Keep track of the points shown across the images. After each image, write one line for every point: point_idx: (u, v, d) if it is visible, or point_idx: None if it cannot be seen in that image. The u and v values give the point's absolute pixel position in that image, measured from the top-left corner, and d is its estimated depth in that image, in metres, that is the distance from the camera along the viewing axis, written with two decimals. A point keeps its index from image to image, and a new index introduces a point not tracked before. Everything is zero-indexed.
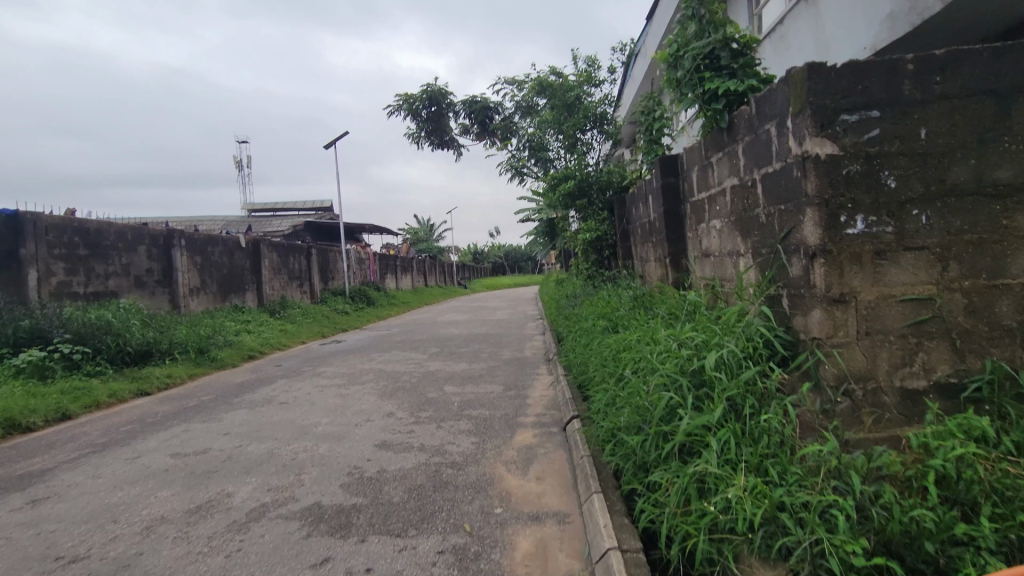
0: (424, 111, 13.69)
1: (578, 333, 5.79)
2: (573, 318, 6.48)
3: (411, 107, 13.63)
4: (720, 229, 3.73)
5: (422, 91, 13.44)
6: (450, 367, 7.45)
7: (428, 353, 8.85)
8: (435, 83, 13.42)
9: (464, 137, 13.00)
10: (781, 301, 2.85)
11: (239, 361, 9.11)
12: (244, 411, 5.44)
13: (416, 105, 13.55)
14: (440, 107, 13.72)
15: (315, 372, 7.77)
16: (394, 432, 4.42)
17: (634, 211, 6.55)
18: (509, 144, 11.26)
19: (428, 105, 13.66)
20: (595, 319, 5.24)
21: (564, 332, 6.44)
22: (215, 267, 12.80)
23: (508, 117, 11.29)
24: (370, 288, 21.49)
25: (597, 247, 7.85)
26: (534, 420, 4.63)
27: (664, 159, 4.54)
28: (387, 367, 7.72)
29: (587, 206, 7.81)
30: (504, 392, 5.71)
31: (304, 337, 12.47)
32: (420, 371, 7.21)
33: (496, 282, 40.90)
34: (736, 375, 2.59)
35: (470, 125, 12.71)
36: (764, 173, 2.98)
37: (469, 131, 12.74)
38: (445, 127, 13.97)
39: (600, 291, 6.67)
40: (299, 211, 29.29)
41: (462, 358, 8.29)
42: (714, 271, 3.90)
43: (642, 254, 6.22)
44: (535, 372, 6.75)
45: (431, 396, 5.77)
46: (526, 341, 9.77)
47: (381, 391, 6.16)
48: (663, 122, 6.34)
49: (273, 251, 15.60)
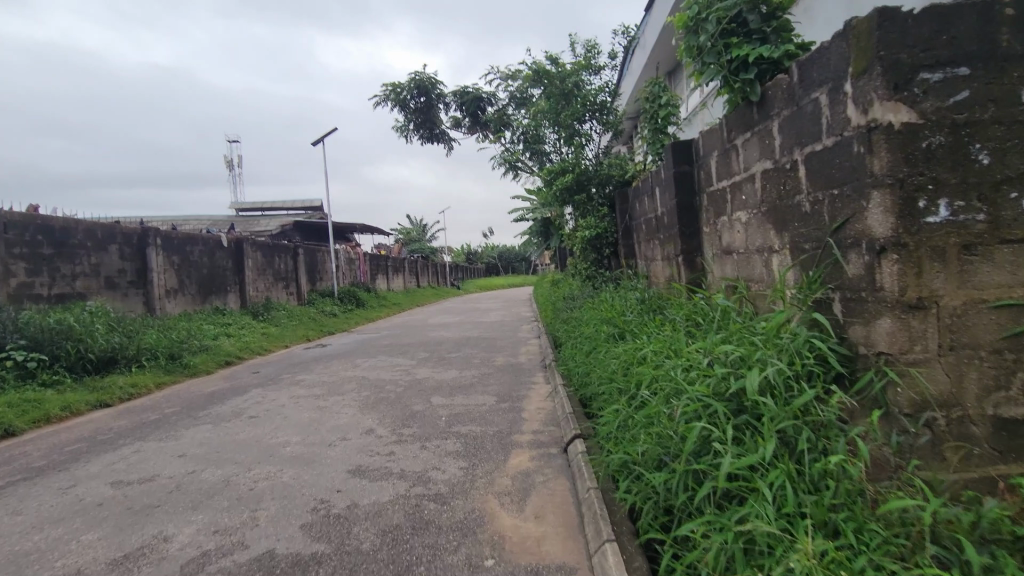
0: (412, 102, 13.17)
1: (578, 339, 5.26)
2: (572, 323, 5.96)
3: (398, 97, 13.10)
4: (746, 222, 3.23)
5: (411, 80, 12.91)
6: (440, 374, 6.92)
7: (416, 359, 8.32)
8: (424, 71, 12.89)
9: (454, 130, 12.47)
10: (833, 307, 2.35)
11: (214, 367, 8.55)
12: (208, 427, 4.90)
13: (404, 96, 13.03)
14: (430, 98, 13.19)
15: (293, 379, 7.23)
16: (372, 454, 3.90)
17: (638, 206, 6.03)
18: (502, 137, 10.74)
19: (417, 96, 13.14)
20: (598, 324, 4.72)
21: (563, 337, 5.93)
22: (194, 267, 12.23)
23: (501, 109, 10.78)
24: (360, 289, 20.93)
25: (596, 246, 7.30)
26: (531, 439, 4.10)
27: (676, 145, 4.04)
28: (371, 375, 7.18)
29: (585, 202, 7.27)
30: (497, 405, 5.18)
31: (288, 341, 11.90)
32: (406, 380, 6.68)
33: (490, 283, 40.38)
34: (787, 400, 2.08)
35: (462, 117, 12.20)
36: (809, 152, 2.48)
37: (460, 124, 12.22)
38: (434, 119, 13.45)
39: (601, 293, 6.14)
40: (288, 210, 28.70)
41: (453, 364, 7.76)
42: (738, 270, 3.39)
43: (648, 252, 5.71)
44: (530, 380, 6.23)
45: (417, 408, 5.24)
46: (520, 345, 9.25)
47: (362, 402, 5.63)
48: (670, 109, 5.82)
49: (257, 251, 15.03)
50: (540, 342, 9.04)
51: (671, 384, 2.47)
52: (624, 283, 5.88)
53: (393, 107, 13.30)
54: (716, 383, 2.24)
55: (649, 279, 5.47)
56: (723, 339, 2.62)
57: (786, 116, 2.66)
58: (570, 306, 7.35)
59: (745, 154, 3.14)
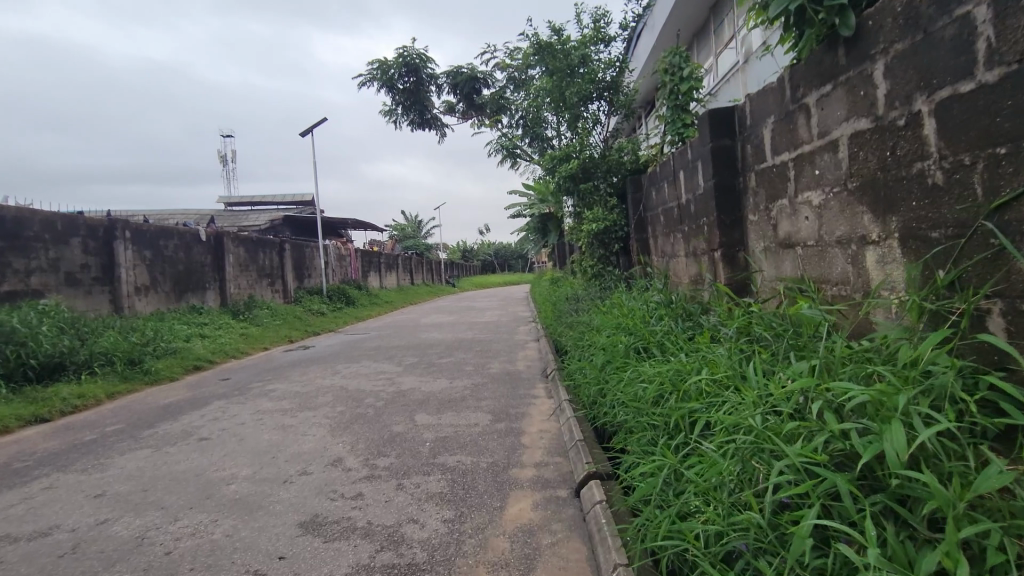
0: (400, 82, 12.40)
1: (588, 349, 4.46)
2: (579, 329, 5.16)
3: (385, 76, 12.28)
4: (820, 204, 2.45)
5: (400, 57, 12.14)
6: (427, 384, 6.13)
7: (402, 366, 7.52)
8: (412, 47, 12.13)
9: (448, 114, 11.70)
10: (994, 323, 1.58)
11: (179, 374, 7.75)
12: (147, 454, 4.11)
13: (391, 74, 12.23)
14: (421, 79, 12.41)
15: (264, 389, 6.44)
16: (335, 496, 3.11)
17: (655, 194, 5.23)
18: (499, 122, 9.95)
19: (406, 76, 12.37)
20: (611, 334, 3.93)
21: (568, 345, 5.15)
22: (168, 262, 11.44)
23: (497, 91, 9.98)
24: (350, 287, 20.11)
25: (603, 240, 6.50)
26: (533, 477, 3.31)
27: (713, 112, 3.25)
28: (351, 384, 6.40)
29: (592, 191, 6.44)
30: (492, 426, 4.39)
31: (268, 342, 11.09)
32: (390, 391, 5.90)
33: (486, 281, 39.63)
34: (958, 479, 1.28)
35: (455, 102, 11.41)
36: (947, 98, 1.71)
37: (454, 109, 11.46)
38: (425, 100, 12.69)
39: (612, 294, 5.34)
40: (278, 204, 27.81)
41: (443, 372, 6.97)
42: (806, 269, 2.60)
43: (668, 248, 4.92)
44: (531, 393, 5.45)
45: (398, 429, 4.46)
46: (519, 349, 8.48)
47: (336, 420, 4.85)
48: (694, 82, 5.01)
49: (239, 246, 14.22)
50: (540, 347, 8.26)
51: (744, 435, 1.69)
52: (638, 282, 5.08)
53: (382, 89, 12.51)
54: (824, 440, 1.46)
55: (670, 279, 4.68)
56: (815, 367, 1.82)
57: (903, 51, 1.88)
58: (573, 308, 6.55)
59: (822, 115, 2.37)
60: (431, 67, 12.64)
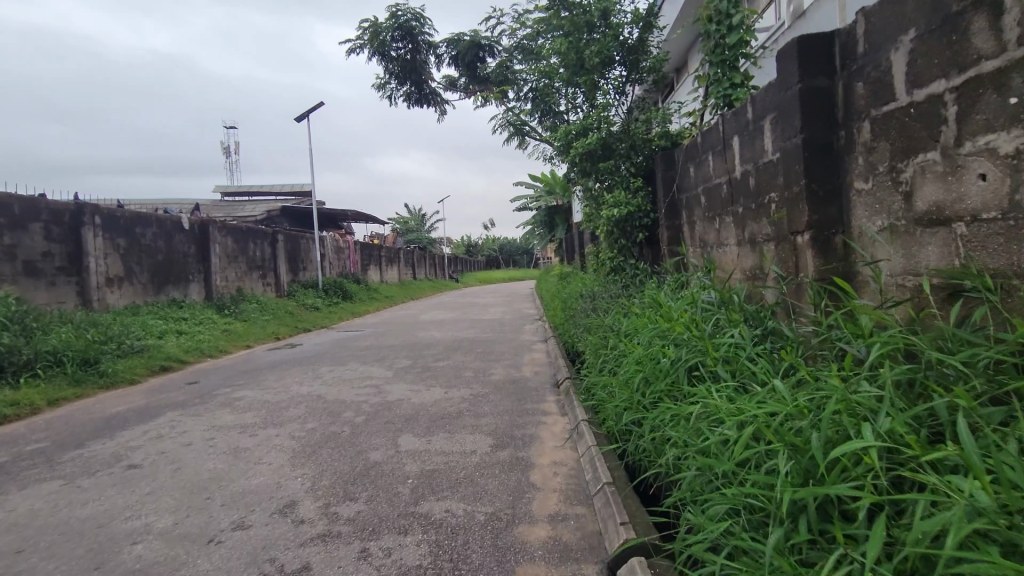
0: (392, 45, 11.54)
1: (613, 361, 3.56)
2: (599, 333, 4.28)
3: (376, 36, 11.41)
4: (1015, 152, 1.54)
5: (392, 17, 11.28)
6: (418, 395, 5.23)
7: (393, 370, 6.62)
8: (404, 5, 11.25)
9: (450, 89, 10.92)
10: None
11: (143, 376, 6.89)
12: (53, 489, 3.23)
13: (382, 35, 11.37)
14: (417, 45, 11.59)
15: (230, 397, 5.57)
16: (270, 570, 2.23)
17: (692, 171, 4.34)
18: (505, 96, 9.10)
19: (398, 36, 11.50)
20: (648, 341, 3.06)
21: (587, 353, 4.25)
22: (146, 251, 10.61)
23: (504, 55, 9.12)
24: (348, 280, 19.24)
25: (624, 229, 5.60)
26: (548, 541, 2.41)
27: (804, 39, 2.34)
28: (331, 392, 5.51)
29: (614, 170, 5.53)
30: (492, 457, 3.49)
31: (252, 340, 10.21)
32: (374, 403, 5.01)
33: (491, 277, 38.74)
34: None
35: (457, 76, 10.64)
36: None
37: (456, 85, 10.73)
38: (420, 65, 11.82)
39: (640, 293, 4.45)
40: (277, 194, 26.96)
41: (438, 378, 6.08)
42: (974, 257, 1.71)
43: (710, 234, 4.03)
44: (540, 409, 4.55)
45: (376, 457, 3.56)
46: (525, 352, 7.59)
47: (302, 442, 3.95)
48: (744, 33, 4.07)
49: (227, 235, 13.37)
50: (549, 350, 7.35)
51: None
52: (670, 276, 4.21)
53: (374, 54, 11.67)
54: None
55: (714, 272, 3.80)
56: None
57: None
58: (589, 308, 5.63)
59: None
60: (427, 34, 11.81)
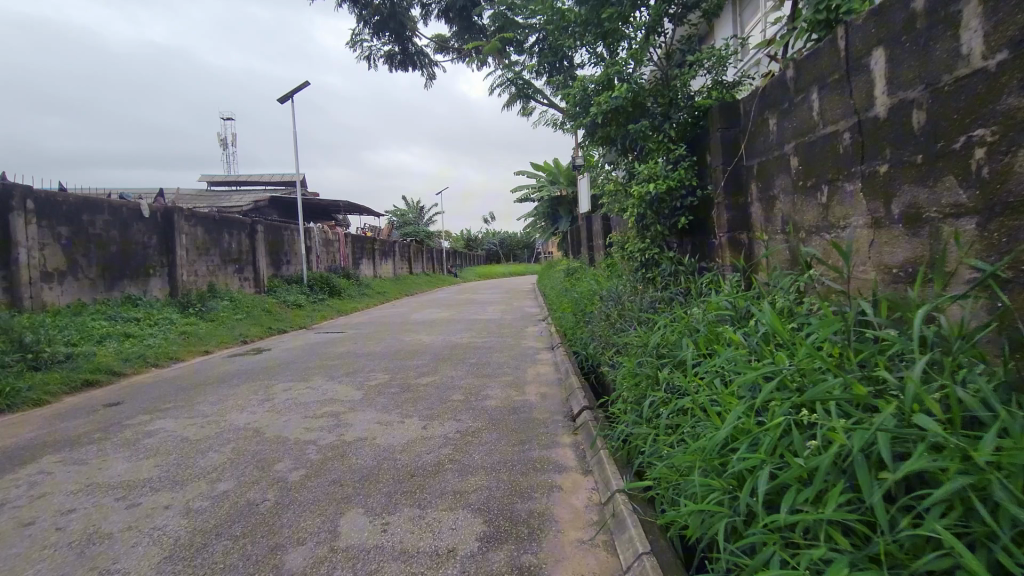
0: None
1: (676, 411, 2.28)
2: (635, 358, 3.00)
3: None
4: None
5: None
6: (388, 432, 3.90)
7: (363, 390, 5.29)
8: None
9: (442, 49, 10.28)
10: None
11: (57, 395, 5.57)
12: None
13: None
14: None
15: (143, 429, 4.23)
16: None
17: (773, 124, 3.04)
18: (518, 64, 8.37)
19: None
20: (748, 397, 1.79)
21: (622, 387, 2.95)
22: (94, 242, 9.28)
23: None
24: (336, 275, 17.90)
25: (660, 211, 4.32)
26: None
27: None
28: (275, 425, 4.18)
29: (648, 132, 4.25)
30: (481, 566, 2.15)
31: (214, 343, 8.87)
32: (325, 445, 3.68)
33: (491, 272, 37.34)
34: None
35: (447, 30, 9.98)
36: None
37: (446, 46, 10.17)
38: (402, 20, 10.57)
39: (697, 302, 3.16)
40: (266, 184, 25.63)
41: (419, 402, 4.76)
42: None
43: (809, 214, 2.75)
44: (552, 462, 3.23)
45: (294, 562, 2.23)
46: (529, 363, 6.28)
47: (197, 522, 2.62)
48: None
49: (197, 224, 12.04)
50: (559, 364, 6.00)
51: None
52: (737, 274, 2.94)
53: (348, 6, 10.44)
54: None
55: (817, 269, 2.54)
56: None
57: None
58: (614, 316, 4.32)
59: None
60: None
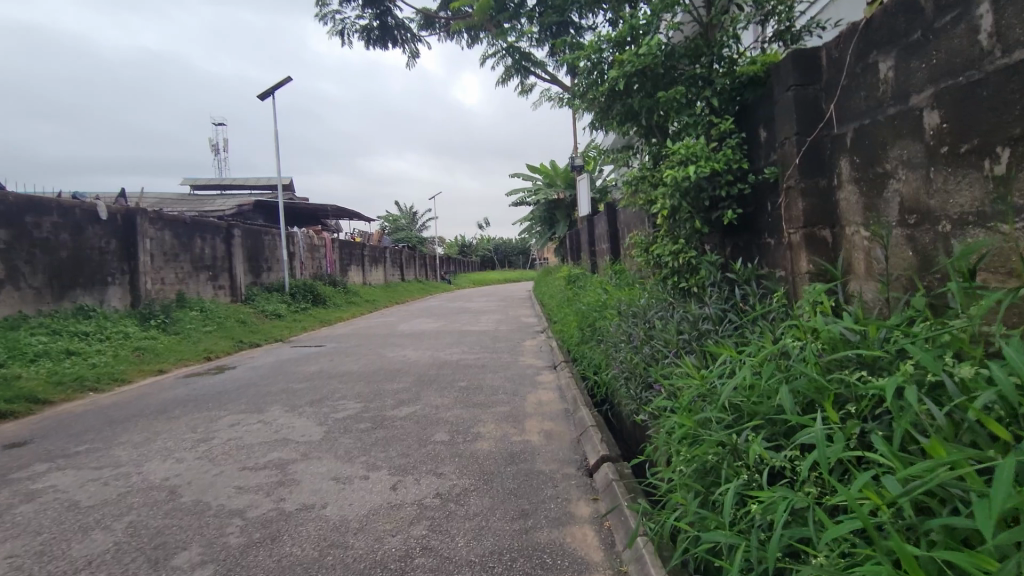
0: None
1: (803, 532, 1.38)
2: (688, 407, 2.09)
3: None
4: None
5: None
6: (344, 496, 2.93)
7: (327, 426, 4.31)
8: None
9: (429, 30, 9.52)
10: None
11: None
12: None
13: None
14: None
15: (28, 486, 3.23)
16: None
17: (889, 69, 2.13)
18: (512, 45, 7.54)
19: None
20: (1013, 558, 0.93)
21: (677, 455, 2.01)
22: (40, 246, 8.28)
23: None
24: (321, 282, 16.89)
25: (697, 204, 3.36)
26: None
27: None
28: (199, 482, 3.20)
29: (683, 102, 3.30)
30: None
31: (172, 360, 7.85)
32: (255, 517, 2.71)
33: (486, 278, 36.45)
34: None
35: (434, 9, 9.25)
36: None
37: (434, 24, 9.42)
38: None
39: (780, 331, 2.22)
40: (251, 188, 24.62)
41: (391, 445, 3.79)
42: None
43: (965, 197, 1.84)
44: (568, 553, 2.27)
45: None
46: (527, 388, 5.33)
47: None
48: None
49: (165, 228, 11.05)
50: (563, 390, 5.04)
51: None
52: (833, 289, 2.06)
53: None
54: None
55: (978, 282, 1.69)
56: None
57: None
58: (644, 339, 3.37)
59: None
60: None
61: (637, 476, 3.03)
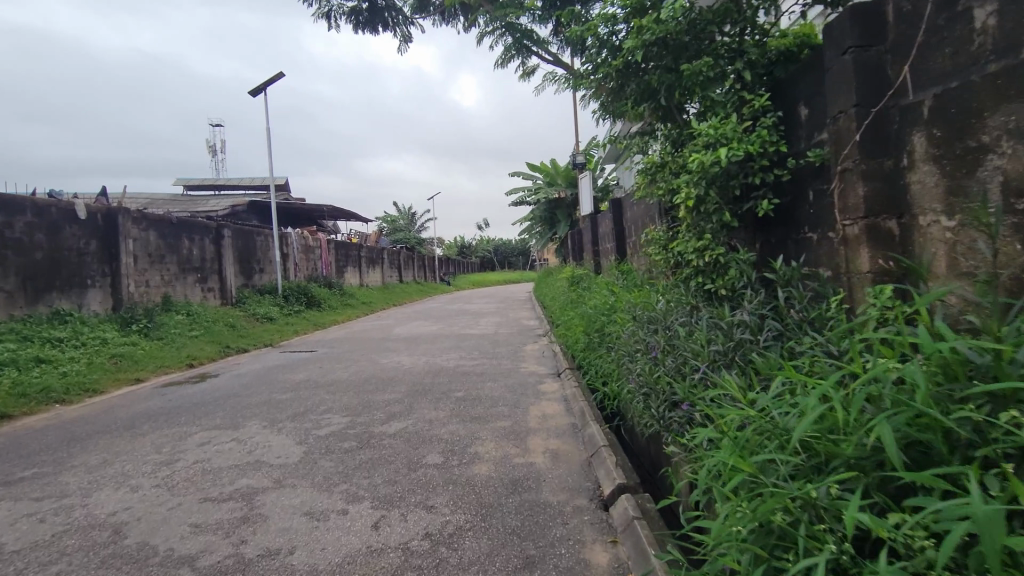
0: None
1: None
2: (738, 443, 1.65)
3: None
4: None
5: None
6: (316, 537, 2.48)
7: (307, 445, 3.86)
8: None
9: (424, 14, 9.10)
10: None
11: None
12: None
13: None
14: None
15: None
16: None
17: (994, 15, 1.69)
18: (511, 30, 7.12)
19: None
20: None
21: (725, 506, 1.56)
22: (13, 248, 7.82)
23: None
24: (315, 284, 16.43)
25: (726, 193, 2.93)
26: None
27: None
28: (149, 518, 2.75)
29: (711, 75, 2.86)
30: None
31: (151, 367, 7.40)
32: (206, 567, 2.26)
33: (485, 279, 36.02)
34: None
35: None
36: None
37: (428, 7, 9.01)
38: None
39: (852, 346, 1.78)
40: (245, 188, 24.17)
41: (377, 469, 3.34)
42: None
43: None
44: None
45: None
46: (530, 399, 4.89)
47: None
48: None
49: (150, 228, 10.60)
50: (570, 402, 4.59)
51: None
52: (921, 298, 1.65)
53: None
54: None
55: None
56: None
57: None
58: (666, 350, 2.92)
59: None
60: None
61: (666, 517, 2.57)
